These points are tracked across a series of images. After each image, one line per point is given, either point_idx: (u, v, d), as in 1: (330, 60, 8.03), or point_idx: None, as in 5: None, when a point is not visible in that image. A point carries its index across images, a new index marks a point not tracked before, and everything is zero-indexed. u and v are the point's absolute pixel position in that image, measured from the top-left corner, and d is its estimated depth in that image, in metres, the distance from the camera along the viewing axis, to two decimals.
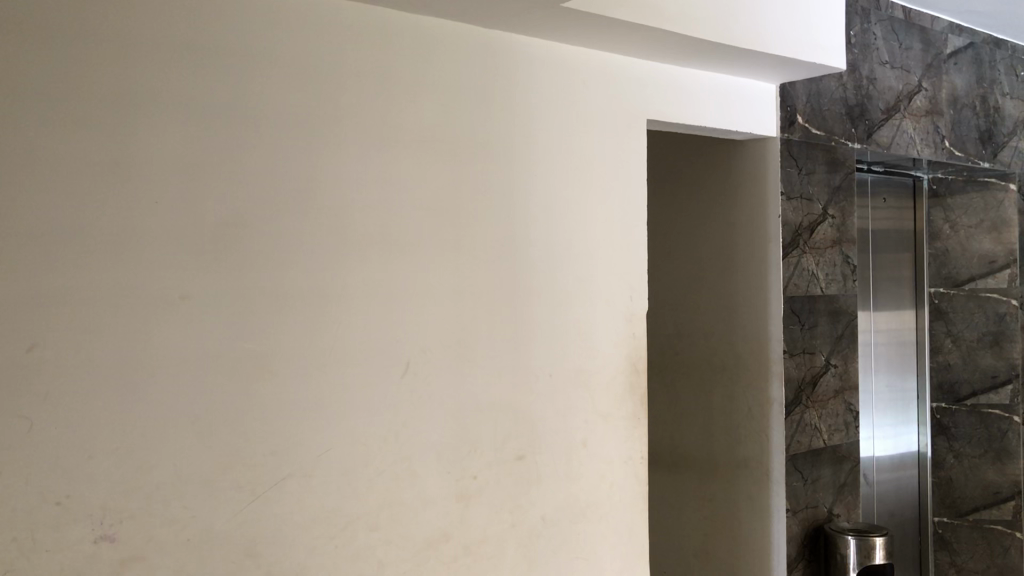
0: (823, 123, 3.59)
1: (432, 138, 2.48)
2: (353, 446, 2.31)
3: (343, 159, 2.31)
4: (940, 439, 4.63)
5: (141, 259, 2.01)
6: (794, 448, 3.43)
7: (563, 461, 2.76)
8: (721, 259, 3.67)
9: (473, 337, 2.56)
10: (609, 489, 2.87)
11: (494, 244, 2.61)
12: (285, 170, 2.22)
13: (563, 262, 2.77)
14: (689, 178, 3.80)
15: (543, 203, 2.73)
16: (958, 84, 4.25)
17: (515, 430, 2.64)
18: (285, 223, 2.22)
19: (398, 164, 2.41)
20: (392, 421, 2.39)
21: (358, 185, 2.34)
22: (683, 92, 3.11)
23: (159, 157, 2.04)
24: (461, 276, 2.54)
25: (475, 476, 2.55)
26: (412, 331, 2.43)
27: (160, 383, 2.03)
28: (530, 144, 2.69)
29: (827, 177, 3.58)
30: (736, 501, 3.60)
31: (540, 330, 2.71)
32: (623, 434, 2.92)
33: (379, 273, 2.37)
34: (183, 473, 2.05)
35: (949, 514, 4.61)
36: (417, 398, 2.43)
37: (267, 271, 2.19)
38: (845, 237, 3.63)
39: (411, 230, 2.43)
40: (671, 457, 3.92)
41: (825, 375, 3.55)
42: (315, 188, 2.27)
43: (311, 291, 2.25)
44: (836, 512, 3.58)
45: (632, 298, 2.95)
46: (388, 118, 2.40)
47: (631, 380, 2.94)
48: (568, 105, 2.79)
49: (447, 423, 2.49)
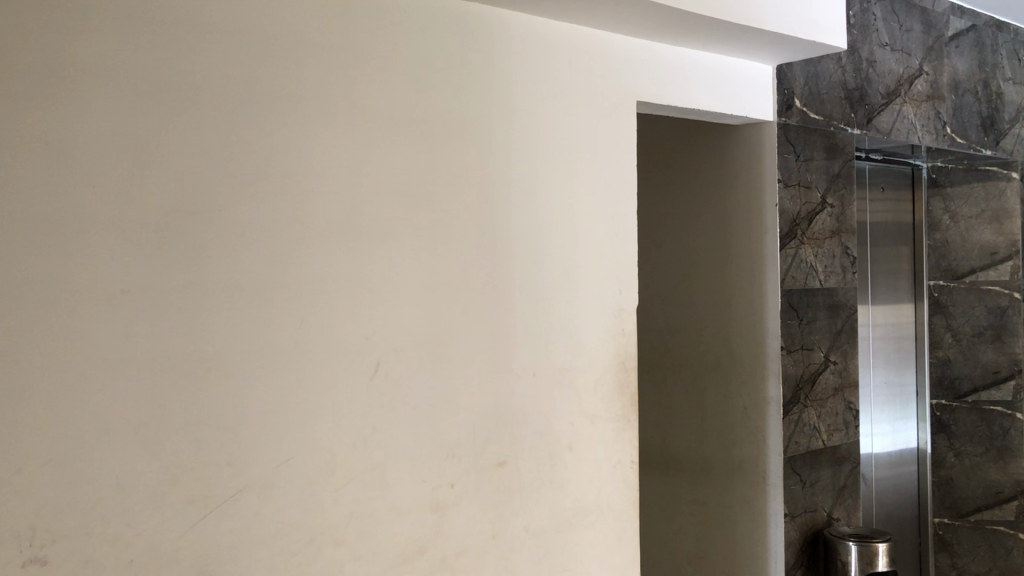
0: (821, 107, 3.41)
1: (403, 119, 2.29)
2: (317, 453, 2.12)
3: (304, 139, 2.12)
4: (940, 437, 4.47)
5: (76, 250, 1.82)
6: (792, 449, 3.25)
7: (548, 467, 2.57)
8: (714, 251, 3.49)
9: (449, 333, 2.36)
10: (597, 495, 2.69)
11: (473, 234, 2.42)
12: (240, 152, 2.03)
13: (547, 253, 2.58)
14: (680, 165, 3.62)
15: (526, 190, 2.54)
16: (960, 68, 4.07)
17: (495, 434, 2.45)
18: (239, 211, 2.02)
19: (367, 145, 2.22)
20: (361, 426, 2.19)
21: (322, 168, 2.15)
22: (675, 73, 2.93)
23: (96, 138, 1.84)
24: (436, 268, 2.34)
25: (452, 485, 2.36)
26: (382, 328, 2.23)
27: (99, 387, 1.83)
28: (511, 126, 2.50)
29: (825, 164, 3.41)
30: (731, 506, 3.42)
31: (522, 326, 2.52)
32: (612, 437, 2.73)
33: (346, 267, 2.18)
34: (125, 486, 1.86)
35: (950, 515, 4.46)
36: (388, 401, 2.24)
37: (220, 262, 1.99)
38: (844, 227, 3.46)
39: (380, 217, 2.24)
40: (662, 460, 3.74)
41: (824, 372, 3.38)
42: (275, 171, 2.07)
43: (269, 283, 2.06)
44: (835, 516, 3.41)
45: (622, 293, 2.76)
46: (355, 95, 2.21)
47: (620, 379, 2.76)
48: (551, 83, 2.60)
49: (421, 429, 2.30)
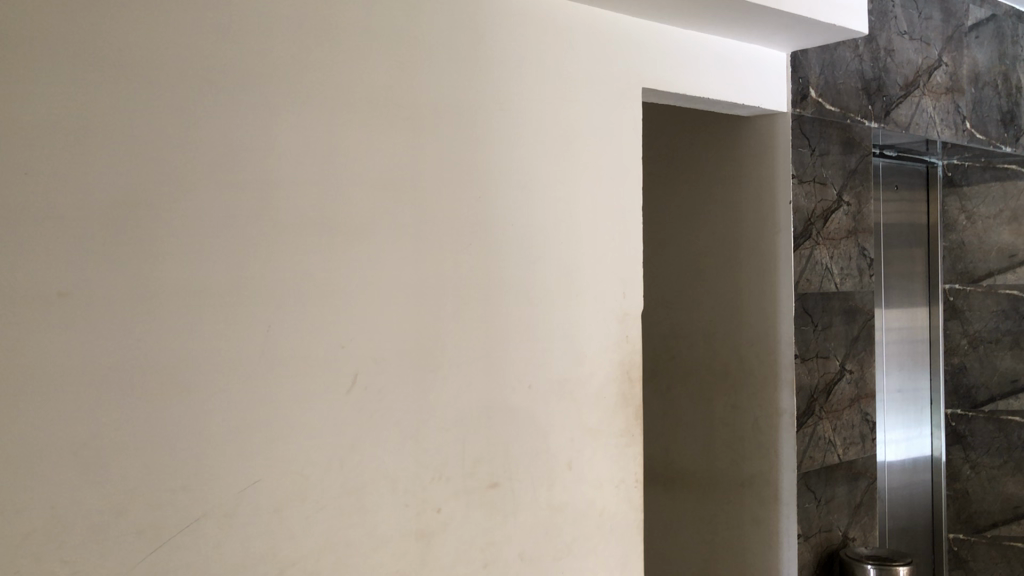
0: (837, 98, 3.19)
1: (385, 102, 2.06)
2: (285, 476, 1.89)
3: (272, 122, 1.89)
4: (956, 448, 4.24)
5: (6, 246, 1.59)
6: (806, 464, 3.03)
7: (545, 487, 2.34)
8: (721, 251, 3.25)
9: (437, 340, 2.13)
10: (599, 517, 2.46)
11: (463, 232, 2.19)
12: (201, 138, 1.80)
13: (545, 252, 2.35)
14: (684, 159, 3.38)
15: (525, 183, 2.31)
16: (979, 59, 3.85)
17: (487, 451, 2.22)
18: (197, 204, 1.79)
19: (345, 131, 1.99)
20: (336, 446, 1.96)
21: (293, 155, 1.92)
22: (684, 58, 2.70)
23: (30, 117, 1.61)
24: (423, 268, 2.11)
25: (438, 510, 2.12)
26: (360, 337, 2.00)
27: (30, 404, 1.60)
28: (506, 113, 2.28)
29: (841, 159, 3.20)
30: (739, 525, 3.19)
31: (518, 333, 2.29)
32: (615, 453, 2.50)
33: (321, 267, 1.95)
34: (62, 517, 1.63)
35: (965, 530, 4.25)
36: (368, 417, 2.01)
37: (173, 261, 1.76)
38: (860, 227, 3.25)
39: (359, 211, 2.01)
40: (665, 475, 3.50)
41: (839, 381, 3.16)
42: (240, 160, 1.84)
43: (232, 285, 1.83)
44: (851, 536, 3.19)
45: (626, 295, 2.53)
46: (329, 75, 1.97)
47: (624, 391, 2.53)
48: (552, 66, 2.37)
49: (405, 448, 2.07)
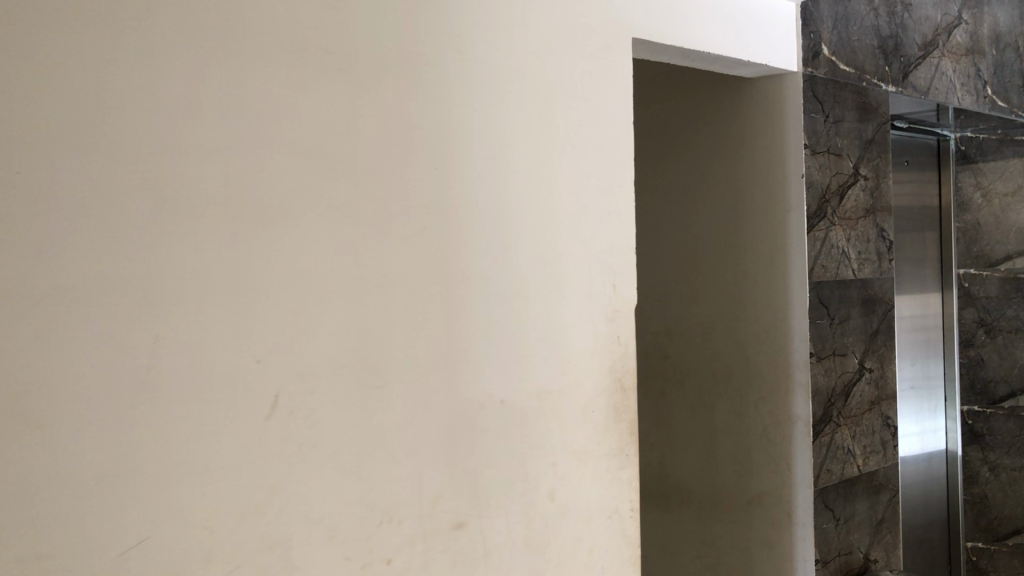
0: (852, 57, 2.78)
1: (314, 52, 1.62)
2: (184, 531, 1.45)
3: (162, 70, 1.45)
4: (973, 447, 3.83)
5: None
6: (824, 479, 2.63)
7: (522, 524, 1.91)
8: (722, 235, 2.84)
9: (384, 350, 1.70)
10: (587, 556, 2.04)
11: (415, 214, 1.76)
12: (61, 90, 1.35)
13: (519, 237, 1.92)
14: (678, 130, 2.97)
15: (491, 153, 1.88)
16: (1000, 18, 3.47)
17: (451, 484, 1.80)
18: (57, 178, 1.34)
19: (257, 83, 1.55)
20: (254, 490, 1.53)
21: (190, 113, 1.47)
22: (682, 5, 2.28)
23: None
24: (367, 259, 1.68)
25: (388, 561, 1.70)
26: (285, 351, 1.57)
27: None
28: (466, 65, 1.85)
29: (858, 127, 2.79)
30: (748, 547, 2.79)
31: (485, 334, 1.86)
32: (605, 477, 2.08)
33: (234, 263, 1.52)
34: None
35: (984, 538, 3.82)
36: (295, 453, 1.58)
37: (17, 253, 1.31)
38: (878, 205, 2.86)
39: (277, 185, 1.57)
40: (660, 492, 3.08)
41: (858, 382, 2.77)
42: (117, 121, 1.40)
43: (107, 282, 1.39)
44: (873, 557, 2.80)
45: (617, 287, 2.11)
46: (237, 16, 1.53)
47: (616, 403, 2.10)
48: (521, 12, 1.93)
49: (344, 488, 1.64)
